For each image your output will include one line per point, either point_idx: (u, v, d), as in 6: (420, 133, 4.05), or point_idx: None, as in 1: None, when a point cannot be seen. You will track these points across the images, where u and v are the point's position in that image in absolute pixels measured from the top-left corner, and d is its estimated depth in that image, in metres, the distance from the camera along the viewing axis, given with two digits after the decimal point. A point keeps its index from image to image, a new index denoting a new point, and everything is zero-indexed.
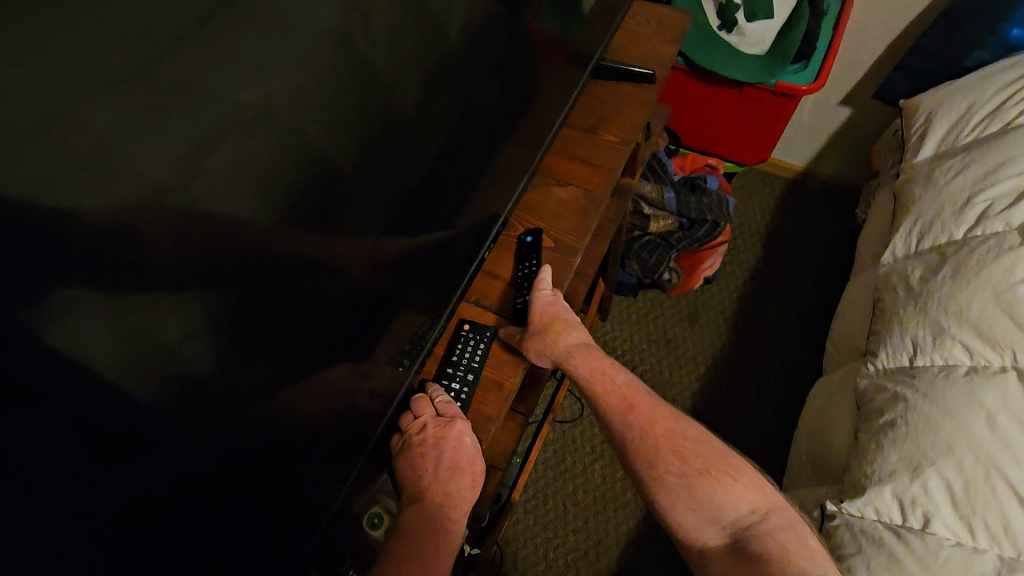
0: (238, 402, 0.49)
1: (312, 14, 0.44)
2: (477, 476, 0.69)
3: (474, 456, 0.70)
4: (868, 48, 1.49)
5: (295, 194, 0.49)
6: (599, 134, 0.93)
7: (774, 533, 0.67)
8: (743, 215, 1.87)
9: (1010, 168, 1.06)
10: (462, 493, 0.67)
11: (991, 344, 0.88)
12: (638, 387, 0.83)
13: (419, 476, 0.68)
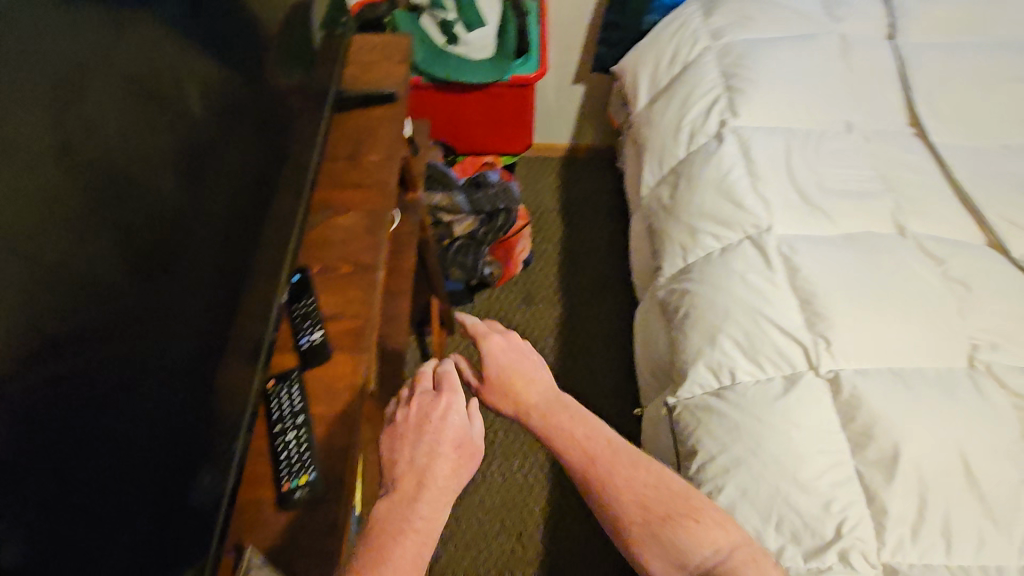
0: (40, 514, 0.45)
1: (26, 128, 0.45)
2: (463, 457, 0.71)
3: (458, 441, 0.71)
4: (574, 31, 1.78)
5: (64, 314, 0.48)
6: (358, 160, 0.95)
7: (737, 570, 0.71)
8: (536, 197, 2.08)
9: (694, 94, 1.37)
10: (445, 485, 0.68)
11: (728, 227, 1.12)
12: (600, 439, 0.83)
13: (401, 466, 0.69)
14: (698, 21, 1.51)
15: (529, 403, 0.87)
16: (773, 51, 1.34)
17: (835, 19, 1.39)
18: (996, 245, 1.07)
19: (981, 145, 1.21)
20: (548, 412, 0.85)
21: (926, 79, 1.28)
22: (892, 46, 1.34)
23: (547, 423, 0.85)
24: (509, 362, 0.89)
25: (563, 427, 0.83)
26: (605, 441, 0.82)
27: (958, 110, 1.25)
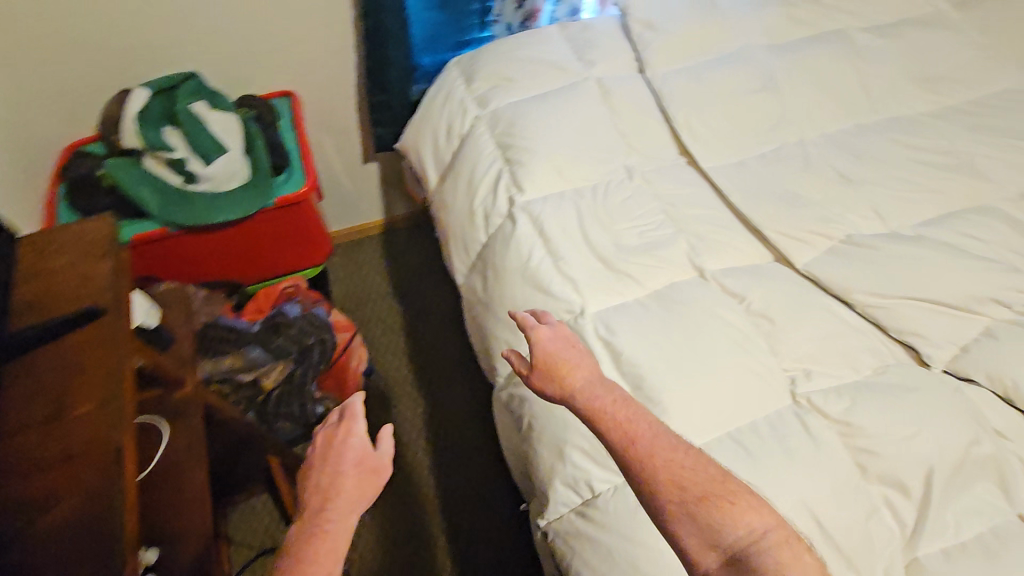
0: None
1: None
2: (362, 473, 0.82)
3: (359, 455, 0.83)
4: (343, 115, 1.64)
5: None
6: (59, 420, 0.71)
7: (769, 555, 0.68)
8: (363, 289, 1.92)
9: (478, 170, 1.29)
10: (350, 495, 0.80)
11: (544, 317, 1.06)
12: (647, 422, 0.82)
13: (318, 486, 0.81)
14: (462, 88, 1.44)
15: (577, 384, 0.88)
16: (541, 106, 1.31)
17: (588, 62, 1.39)
18: (783, 260, 1.12)
19: (744, 160, 1.27)
20: (591, 394, 0.86)
21: (683, 105, 1.32)
22: (646, 78, 1.37)
23: (589, 402, 0.86)
24: (556, 350, 0.92)
25: (604, 407, 0.83)
26: (646, 424, 0.81)
27: (718, 130, 1.30)
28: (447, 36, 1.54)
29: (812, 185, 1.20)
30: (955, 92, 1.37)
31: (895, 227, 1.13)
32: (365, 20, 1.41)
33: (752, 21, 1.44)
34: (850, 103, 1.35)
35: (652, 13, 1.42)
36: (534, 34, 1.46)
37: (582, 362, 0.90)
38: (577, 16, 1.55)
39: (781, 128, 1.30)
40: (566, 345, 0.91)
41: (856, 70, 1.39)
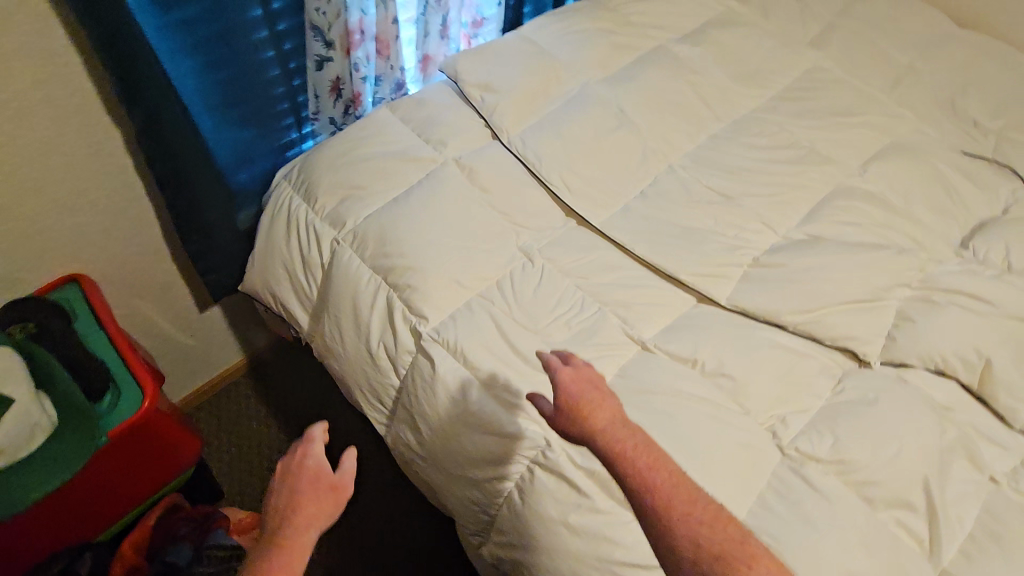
0: None
1: None
2: (320, 489, 0.79)
3: (315, 472, 0.80)
4: (158, 271, 1.31)
5: None
6: None
7: None
8: (253, 451, 1.59)
9: (361, 303, 1.08)
10: (308, 513, 0.77)
11: (503, 462, 0.92)
12: (677, 472, 0.74)
13: (277, 510, 0.78)
14: (304, 205, 1.21)
15: (600, 428, 0.78)
16: (407, 208, 1.14)
17: (437, 142, 1.25)
18: (705, 298, 1.09)
19: (628, 204, 1.23)
20: (614, 436, 0.77)
21: (551, 164, 1.24)
22: (504, 144, 1.26)
23: (613, 448, 0.77)
24: (581, 391, 0.82)
25: (627, 453, 0.75)
26: (669, 473, 0.74)
27: (593, 180, 1.24)
28: (262, 150, 1.29)
29: (700, 213, 1.19)
30: (772, 83, 1.47)
31: (785, 234, 1.16)
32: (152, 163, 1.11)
33: (582, 58, 1.41)
34: (696, 118, 1.37)
35: (485, 75, 1.32)
36: (365, 125, 1.28)
37: (605, 404, 0.80)
38: (403, 92, 1.40)
39: (648, 161, 1.29)
40: (589, 385, 0.81)
41: (688, 85, 1.42)
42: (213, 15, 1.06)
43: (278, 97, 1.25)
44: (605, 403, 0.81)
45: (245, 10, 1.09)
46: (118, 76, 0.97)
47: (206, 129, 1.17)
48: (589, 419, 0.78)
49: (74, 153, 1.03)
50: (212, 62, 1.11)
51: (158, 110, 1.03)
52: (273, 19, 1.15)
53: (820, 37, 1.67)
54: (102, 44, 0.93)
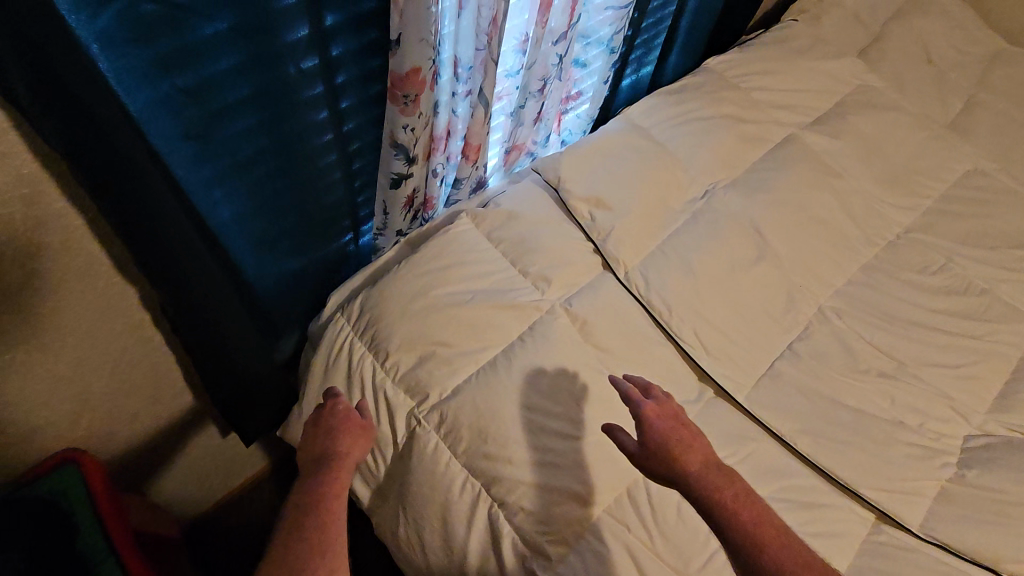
0: None
1: None
2: (353, 428, 0.79)
3: (349, 414, 0.81)
4: (176, 418, 1.04)
5: None
6: None
7: None
8: None
9: (454, 517, 0.84)
10: (349, 444, 0.77)
11: None
12: (773, 524, 0.71)
13: (316, 451, 0.77)
14: (371, 358, 0.94)
15: (693, 472, 0.73)
16: (509, 380, 0.88)
17: (537, 278, 0.98)
18: (886, 518, 0.85)
19: (776, 367, 0.98)
20: (713, 488, 0.72)
21: (681, 311, 0.98)
22: (620, 278, 1.00)
23: (707, 491, 0.72)
24: (668, 431, 0.77)
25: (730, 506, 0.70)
26: (771, 532, 0.70)
27: (731, 332, 0.99)
28: (310, 268, 1.02)
29: (867, 388, 0.95)
30: (926, 190, 1.21)
31: (980, 425, 0.92)
32: (176, 322, 0.84)
33: (708, 152, 1.13)
34: (844, 241, 1.12)
35: (594, 182, 1.04)
36: (444, 246, 1.00)
37: (695, 445, 0.75)
38: (483, 188, 1.12)
39: (795, 304, 1.04)
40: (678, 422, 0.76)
41: (832, 192, 1.15)
42: (264, 130, 0.77)
43: (336, 206, 0.97)
44: (693, 444, 0.76)
45: (306, 117, 0.80)
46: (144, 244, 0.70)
47: (245, 262, 0.90)
48: (682, 461, 0.74)
49: (83, 328, 0.78)
50: (261, 182, 0.82)
51: (191, 272, 0.77)
52: (339, 117, 0.85)
53: (966, 118, 1.40)
54: (117, 211, 0.66)
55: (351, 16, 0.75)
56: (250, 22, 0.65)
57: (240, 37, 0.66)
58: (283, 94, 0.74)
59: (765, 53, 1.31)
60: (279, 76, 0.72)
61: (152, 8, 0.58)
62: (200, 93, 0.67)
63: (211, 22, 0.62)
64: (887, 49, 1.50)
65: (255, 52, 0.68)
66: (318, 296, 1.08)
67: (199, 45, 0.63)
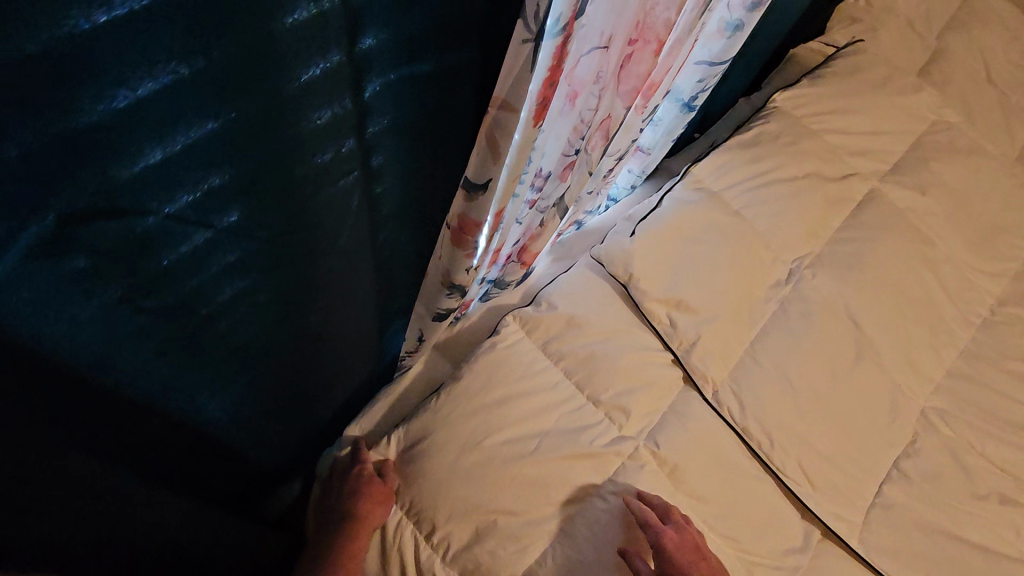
0: None
1: None
2: (372, 493, 0.74)
3: (368, 480, 0.75)
4: None
5: None
6: None
7: None
8: None
9: None
10: (364, 512, 0.73)
11: None
12: None
13: (339, 513, 0.75)
14: (412, 528, 0.74)
15: None
16: (597, 558, 0.70)
17: (612, 408, 0.79)
18: None
19: (887, 497, 0.84)
20: None
21: (781, 438, 0.82)
22: (709, 400, 0.83)
23: None
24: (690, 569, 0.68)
25: None
26: None
27: (834, 457, 0.84)
28: (319, 409, 0.78)
29: (986, 517, 0.83)
30: (1012, 251, 1.08)
31: None
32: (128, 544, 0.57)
33: (793, 223, 0.95)
34: (940, 325, 0.97)
35: (671, 278, 0.86)
36: (493, 370, 0.79)
37: None
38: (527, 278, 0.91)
39: (899, 411, 0.89)
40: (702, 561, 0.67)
41: (926, 264, 1.00)
42: (272, 289, 0.51)
43: (361, 336, 0.73)
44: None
45: (339, 261, 0.56)
46: (48, 517, 0.46)
47: (239, 437, 0.66)
48: None
49: None
50: (261, 346, 0.56)
51: (124, 503, 0.53)
52: (373, 242, 0.59)
53: None
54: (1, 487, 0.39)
55: (409, 132, 0.49)
56: (262, 165, 0.40)
57: (246, 191, 0.40)
58: (305, 239, 0.49)
59: (838, 86, 1.12)
60: (293, 217, 0.46)
61: (89, 200, 0.32)
62: (182, 280, 0.42)
63: (196, 184, 0.37)
64: (952, 67, 1.32)
65: (268, 201, 0.43)
66: (326, 427, 0.85)
67: (177, 222, 0.38)
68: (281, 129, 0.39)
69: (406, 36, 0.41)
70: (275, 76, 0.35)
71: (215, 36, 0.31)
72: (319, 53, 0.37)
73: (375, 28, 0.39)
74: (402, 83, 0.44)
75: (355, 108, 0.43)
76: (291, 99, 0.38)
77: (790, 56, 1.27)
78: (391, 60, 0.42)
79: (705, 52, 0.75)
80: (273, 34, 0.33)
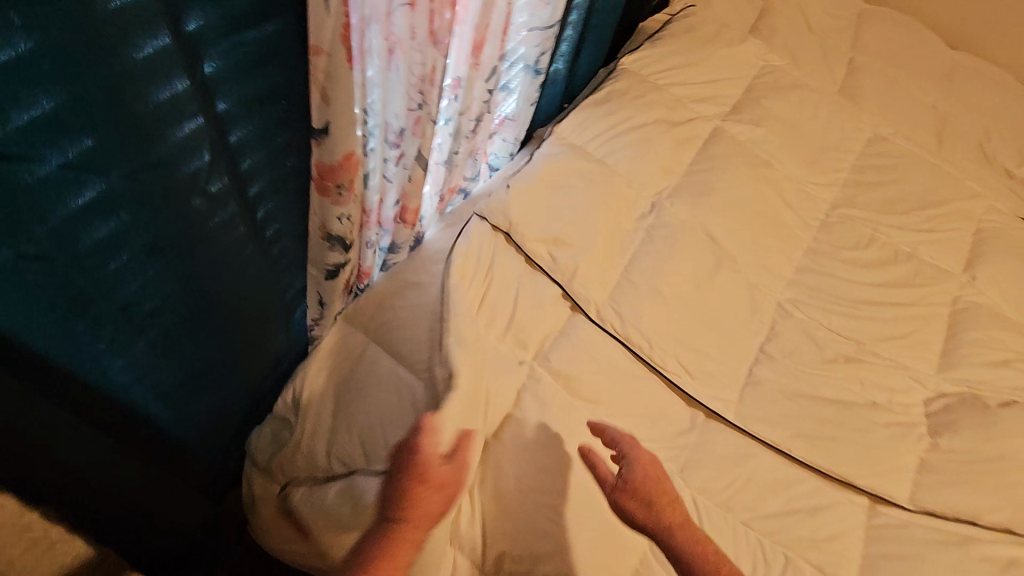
0: None
1: None
2: (441, 486, 0.67)
3: (436, 468, 0.67)
4: None
5: None
6: None
7: None
8: None
9: None
10: (427, 507, 0.65)
11: None
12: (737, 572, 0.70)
13: (388, 499, 0.65)
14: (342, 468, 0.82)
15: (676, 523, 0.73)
16: (511, 463, 0.81)
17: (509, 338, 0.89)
18: (880, 499, 0.89)
19: (755, 374, 0.98)
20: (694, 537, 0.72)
21: (660, 340, 0.95)
22: (593, 318, 0.95)
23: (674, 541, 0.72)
24: (655, 482, 0.76)
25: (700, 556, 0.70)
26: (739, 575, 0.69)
27: (708, 350, 0.98)
28: (238, 386, 0.85)
29: (837, 376, 0.99)
30: (840, 163, 1.26)
31: (933, 388, 0.99)
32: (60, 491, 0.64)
33: (648, 163, 1.09)
34: (785, 229, 1.13)
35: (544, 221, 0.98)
36: None
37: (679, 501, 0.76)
38: (421, 244, 1.01)
39: (757, 304, 1.04)
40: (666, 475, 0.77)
41: (766, 182, 1.17)
42: (155, 258, 0.58)
43: (265, 309, 0.81)
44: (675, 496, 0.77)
45: (217, 227, 0.63)
46: None
47: (160, 416, 0.72)
48: (668, 510, 0.74)
49: None
50: (158, 316, 0.62)
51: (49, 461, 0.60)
52: (251, 210, 0.68)
53: (854, 80, 1.47)
54: None
55: (254, 98, 0.60)
56: (122, 135, 0.48)
57: (112, 160, 0.48)
58: (179, 208, 0.57)
59: (674, 46, 1.29)
60: (160, 185, 0.54)
61: None
62: (62, 244, 0.48)
63: (63, 151, 0.44)
64: (777, 20, 1.53)
65: (137, 169, 0.50)
66: (253, 404, 0.92)
67: (47, 187, 0.45)
68: (130, 103, 0.47)
69: (225, 14, 0.51)
70: (111, 53, 0.43)
71: (44, 18, 0.38)
72: (148, 32, 0.45)
73: (196, 10, 0.49)
74: (233, 60, 0.55)
75: (195, 80, 0.52)
76: (132, 75, 0.46)
77: (638, 30, 1.44)
78: (217, 40, 0.52)
79: (536, 21, 0.90)
80: (99, 18, 0.41)
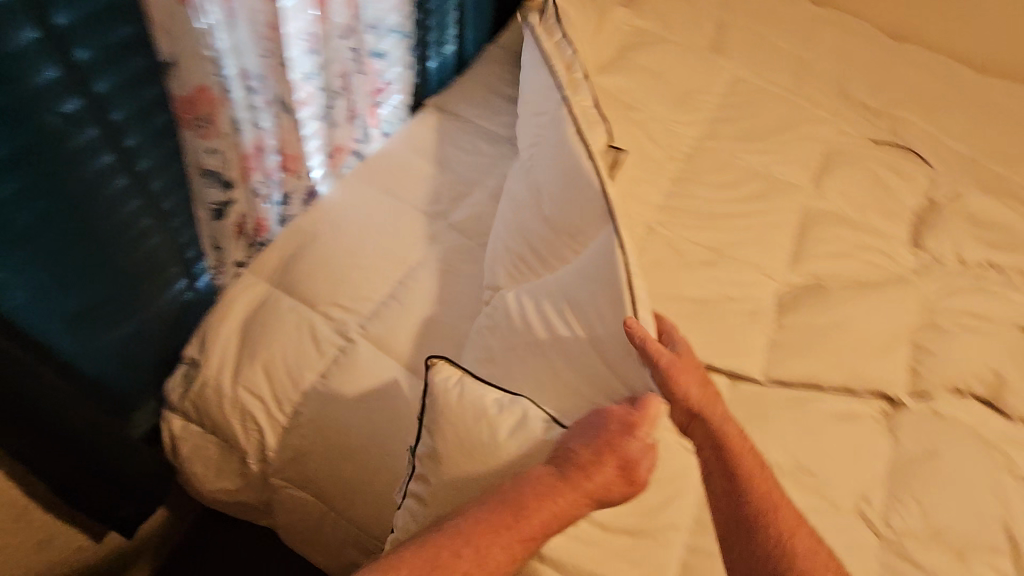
0: None
1: None
2: (621, 434, 0.74)
3: (629, 426, 0.74)
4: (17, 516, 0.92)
5: None
6: None
7: None
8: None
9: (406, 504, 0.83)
10: (598, 471, 0.72)
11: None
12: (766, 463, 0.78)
13: (571, 449, 0.74)
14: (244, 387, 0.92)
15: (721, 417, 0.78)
16: None
17: None
18: (736, 376, 1.00)
19: None
20: (731, 428, 0.78)
21: None
22: None
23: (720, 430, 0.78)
24: (699, 375, 0.80)
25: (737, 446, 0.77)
26: (759, 467, 0.76)
27: None
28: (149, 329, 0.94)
29: (698, 277, 1.11)
30: (705, 104, 1.41)
31: (784, 279, 1.13)
32: None
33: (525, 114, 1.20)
34: (652, 161, 1.27)
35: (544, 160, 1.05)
36: None
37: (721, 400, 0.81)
38: (316, 201, 1.11)
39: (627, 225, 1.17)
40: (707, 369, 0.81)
41: (634, 123, 1.30)
42: (37, 189, 0.69)
43: (163, 259, 0.90)
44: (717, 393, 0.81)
45: (95, 170, 0.74)
46: None
47: (64, 344, 0.82)
48: (713, 404, 0.79)
49: None
50: (49, 245, 0.73)
51: None
52: (128, 160, 0.78)
53: (722, 36, 1.63)
54: None
55: (109, 51, 0.69)
56: None
57: None
58: (54, 146, 0.68)
59: None
60: (31, 122, 0.65)
61: None
62: None
63: None
64: None
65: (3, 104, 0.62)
66: (167, 351, 1.00)
67: None
68: None
69: None
70: None
71: None
72: None
73: None
74: (81, 14, 0.65)
75: (48, 32, 0.63)
76: None
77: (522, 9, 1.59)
78: None
79: None
80: None
